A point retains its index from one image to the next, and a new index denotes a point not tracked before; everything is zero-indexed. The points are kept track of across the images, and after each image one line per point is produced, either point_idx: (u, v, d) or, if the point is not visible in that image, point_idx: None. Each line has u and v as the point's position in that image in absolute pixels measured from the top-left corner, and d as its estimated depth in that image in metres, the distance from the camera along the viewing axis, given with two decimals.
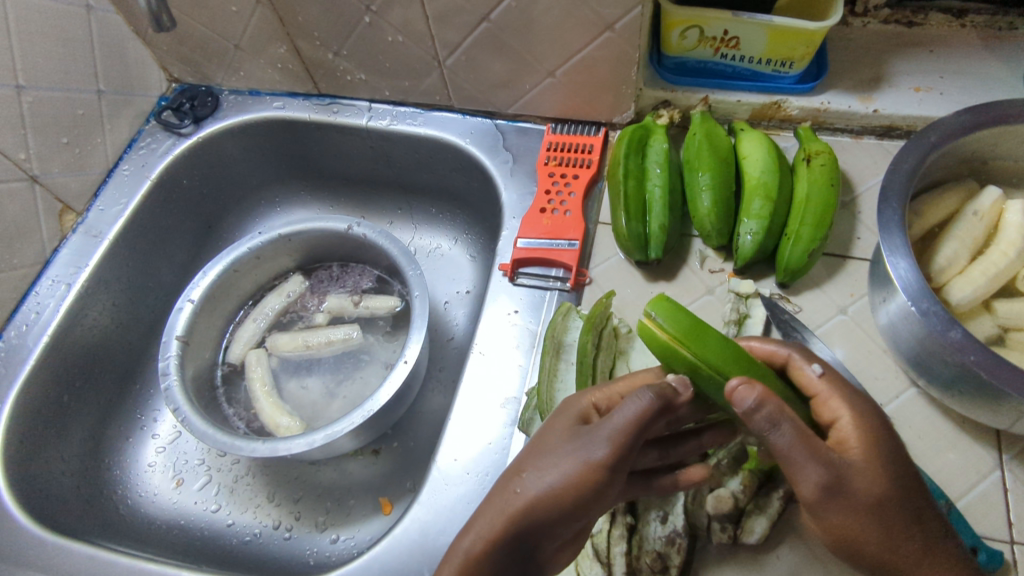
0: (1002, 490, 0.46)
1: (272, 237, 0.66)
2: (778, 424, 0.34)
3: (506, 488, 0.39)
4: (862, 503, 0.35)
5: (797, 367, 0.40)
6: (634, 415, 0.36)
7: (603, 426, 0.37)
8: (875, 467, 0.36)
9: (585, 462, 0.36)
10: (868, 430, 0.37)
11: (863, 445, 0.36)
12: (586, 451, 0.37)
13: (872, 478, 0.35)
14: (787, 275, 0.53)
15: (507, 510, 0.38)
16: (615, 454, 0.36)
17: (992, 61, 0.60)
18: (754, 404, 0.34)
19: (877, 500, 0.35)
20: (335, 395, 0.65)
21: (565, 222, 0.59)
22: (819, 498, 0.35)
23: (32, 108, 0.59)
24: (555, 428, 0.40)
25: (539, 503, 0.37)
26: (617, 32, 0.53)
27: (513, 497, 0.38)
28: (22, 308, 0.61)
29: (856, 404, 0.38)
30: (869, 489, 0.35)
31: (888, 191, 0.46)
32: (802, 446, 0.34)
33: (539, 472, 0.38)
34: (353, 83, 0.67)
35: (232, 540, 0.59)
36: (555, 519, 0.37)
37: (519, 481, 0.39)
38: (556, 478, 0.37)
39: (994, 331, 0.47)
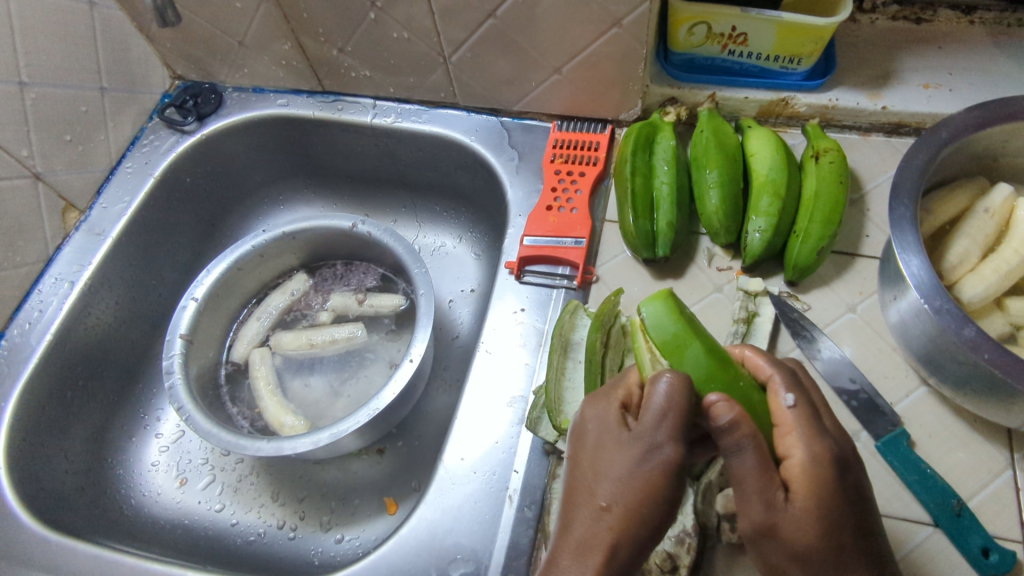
0: (1014, 490, 0.46)
1: (277, 234, 0.65)
2: (743, 447, 0.35)
3: (583, 513, 0.37)
4: (792, 550, 0.36)
5: (775, 390, 0.39)
6: (672, 404, 0.35)
7: (655, 425, 0.36)
8: (815, 518, 0.35)
9: (658, 467, 0.36)
10: (814, 478, 0.35)
11: (806, 492, 0.35)
12: (656, 457, 0.36)
13: (807, 527, 0.35)
14: (796, 273, 0.52)
15: (604, 539, 0.36)
16: (682, 446, 0.36)
17: (1001, 57, 0.60)
18: (729, 422, 0.35)
19: (807, 551, 0.35)
20: (339, 394, 0.65)
21: (572, 220, 0.59)
22: (754, 532, 0.37)
23: (35, 105, 0.59)
24: (592, 437, 0.39)
25: (632, 520, 0.36)
26: (625, 28, 0.52)
27: (605, 528, 0.36)
28: (25, 306, 0.60)
29: (814, 446, 0.36)
30: (803, 539, 0.35)
31: (900, 188, 0.45)
32: (753, 478, 0.35)
33: (615, 493, 0.36)
34: (358, 80, 0.66)
35: (237, 540, 0.59)
36: (652, 530, 0.36)
37: (600, 510, 0.36)
38: (639, 493, 0.35)
39: (1006, 329, 0.47)
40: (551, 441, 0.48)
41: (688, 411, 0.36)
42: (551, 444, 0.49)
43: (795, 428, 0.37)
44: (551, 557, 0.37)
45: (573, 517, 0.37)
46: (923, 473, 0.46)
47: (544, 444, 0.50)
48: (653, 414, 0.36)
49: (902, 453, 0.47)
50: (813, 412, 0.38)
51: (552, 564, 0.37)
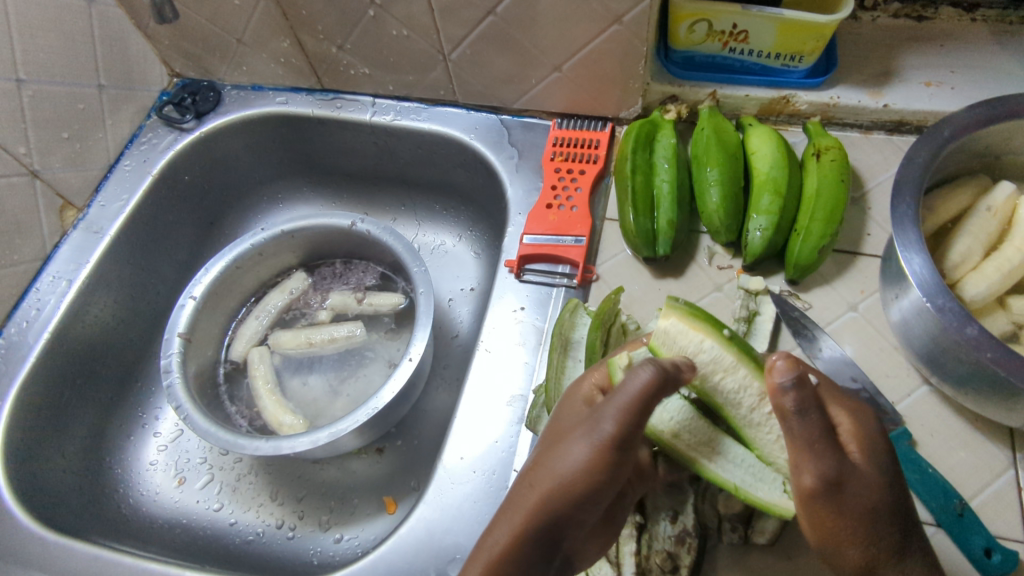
0: (1016, 490, 0.45)
1: (275, 233, 0.65)
2: (806, 408, 0.34)
3: (523, 481, 0.38)
4: (860, 505, 0.35)
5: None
6: (633, 392, 0.35)
7: (608, 401, 0.36)
8: (878, 469, 0.36)
9: (594, 440, 0.36)
10: (868, 435, 0.37)
11: (864, 448, 0.36)
12: (593, 430, 0.36)
13: (874, 479, 0.35)
14: (797, 271, 0.52)
15: (526, 502, 0.36)
16: (623, 425, 0.35)
17: (1003, 55, 0.59)
18: (787, 383, 0.34)
19: (873, 505, 0.35)
20: (338, 393, 0.64)
21: (572, 219, 0.59)
22: (817, 490, 0.35)
23: (32, 102, 0.59)
24: (561, 416, 0.40)
25: (558, 488, 0.36)
26: (626, 25, 0.52)
27: (529, 489, 0.37)
28: (22, 304, 0.60)
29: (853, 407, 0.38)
30: (871, 491, 0.35)
31: (902, 186, 0.45)
32: (817, 436, 0.34)
33: (549, 460, 0.37)
34: (357, 78, 0.66)
35: (235, 540, 0.59)
36: (576, 504, 0.36)
37: (534, 473, 0.37)
38: (569, 463, 0.36)
39: (1009, 327, 0.47)
40: None
41: (645, 399, 0.35)
42: None
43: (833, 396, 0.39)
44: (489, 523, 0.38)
45: (517, 486, 0.38)
46: (925, 473, 0.45)
47: (544, 443, 0.50)
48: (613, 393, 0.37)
49: (904, 453, 0.46)
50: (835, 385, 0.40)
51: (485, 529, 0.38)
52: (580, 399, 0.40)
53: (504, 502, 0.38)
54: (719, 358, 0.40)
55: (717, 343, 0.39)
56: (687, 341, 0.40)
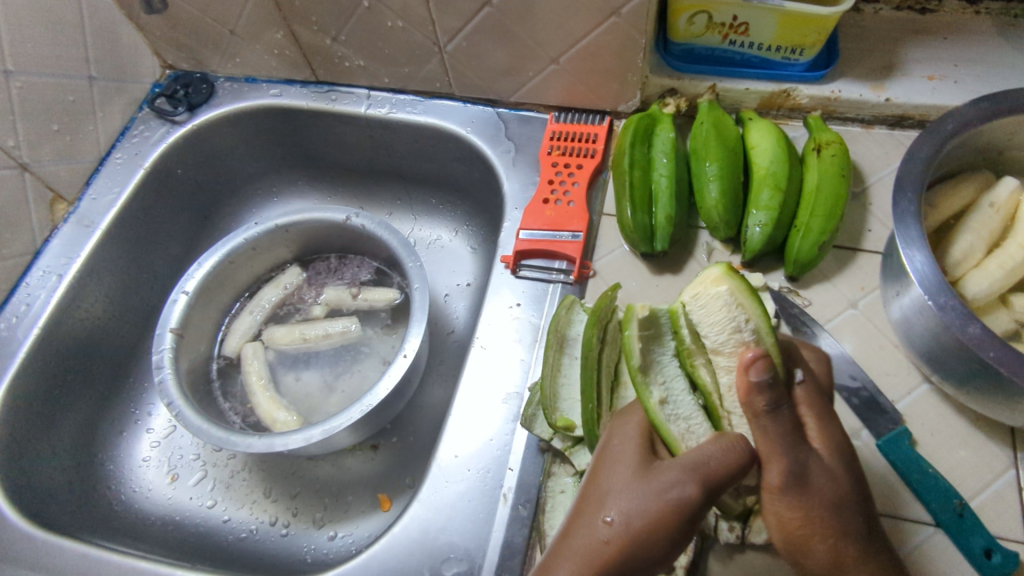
0: (1017, 490, 0.45)
1: (269, 227, 0.64)
2: (775, 407, 0.36)
3: (585, 526, 0.37)
4: (825, 500, 0.37)
5: None
6: (729, 466, 0.36)
7: (686, 465, 0.36)
8: (841, 465, 0.38)
9: (670, 502, 0.36)
10: (834, 440, 0.39)
11: (828, 451, 0.38)
12: (674, 493, 0.36)
13: (835, 475, 0.38)
14: (796, 268, 0.52)
15: (599, 555, 0.36)
16: (702, 495, 0.36)
17: (1007, 49, 0.59)
18: (760, 378, 0.35)
19: (836, 499, 0.37)
20: (333, 389, 0.64)
21: (569, 214, 0.58)
22: (784, 486, 0.37)
23: (21, 93, 0.58)
24: (616, 457, 0.39)
25: (631, 546, 0.36)
26: (623, 17, 0.51)
27: (601, 542, 0.36)
28: (12, 299, 0.59)
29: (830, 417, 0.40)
30: (833, 486, 0.37)
31: (904, 181, 0.44)
32: (778, 437, 0.37)
33: (621, 514, 0.36)
34: (352, 70, 0.65)
35: (229, 536, 0.58)
36: (645, 563, 0.36)
37: (606, 525, 0.37)
38: (645, 519, 0.36)
39: (1011, 326, 0.46)
40: (546, 438, 0.48)
41: (735, 473, 0.36)
42: (546, 441, 0.48)
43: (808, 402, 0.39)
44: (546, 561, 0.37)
45: (575, 528, 0.38)
46: (924, 473, 0.45)
47: (539, 441, 0.49)
48: (691, 457, 0.37)
49: (903, 452, 0.46)
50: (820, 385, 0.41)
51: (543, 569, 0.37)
52: (637, 440, 0.39)
53: (559, 546, 0.37)
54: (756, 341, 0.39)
55: (758, 323, 0.39)
56: (722, 312, 0.40)
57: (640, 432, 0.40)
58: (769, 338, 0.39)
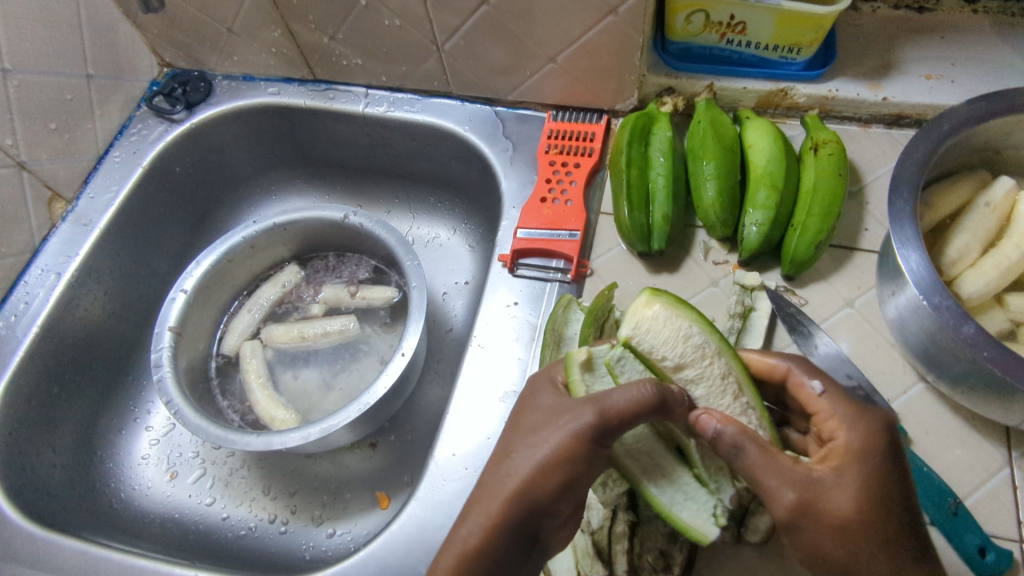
0: (1011, 488, 0.45)
1: (267, 226, 0.64)
2: (741, 447, 0.37)
3: (496, 468, 0.39)
4: (834, 523, 0.35)
5: (797, 385, 0.41)
6: (629, 406, 0.36)
7: (589, 399, 0.37)
8: (864, 481, 0.36)
9: (574, 437, 0.37)
10: (863, 451, 0.37)
11: (852, 464, 0.37)
12: (574, 425, 0.37)
13: (853, 494, 0.36)
14: (793, 267, 0.52)
15: (506, 491, 0.37)
16: (607, 428, 0.36)
17: (1004, 47, 0.59)
18: (716, 429, 0.37)
19: (851, 522, 0.35)
20: (331, 387, 0.64)
21: (567, 213, 0.58)
22: (793, 517, 0.36)
23: (19, 92, 0.58)
24: (530, 404, 0.40)
25: (534, 483, 0.37)
26: (621, 16, 0.51)
27: (508, 477, 0.38)
28: (11, 298, 0.60)
29: (854, 423, 0.38)
30: (846, 509, 0.35)
31: (899, 180, 0.44)
32: (767, 463, 0.36)
33: (527, 451, 0.38)
34: (350, 68, 0.65)
35: (227, 534, 0.59)
36: (551, 498, 0.37)
37: (513, 464, 0.38)
38: (550, 456, 0.37)
39: (1006, 325, 0.46)
40: None
41: (634, 411, 0.36)
42: None
43: (834, 411, 0.39)
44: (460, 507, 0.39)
45: (488, 471, 0.39)
46: (920, 472, 0.45)
47: None
48: (600, 394, 0.37)
49: None
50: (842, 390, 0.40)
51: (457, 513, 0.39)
52: (552, 386, 0.40)
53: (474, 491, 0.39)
54: (706, 344, 0.41)
55: (702, 329, 0.41)
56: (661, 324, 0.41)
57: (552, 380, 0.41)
58: (713, 334, 0.41)
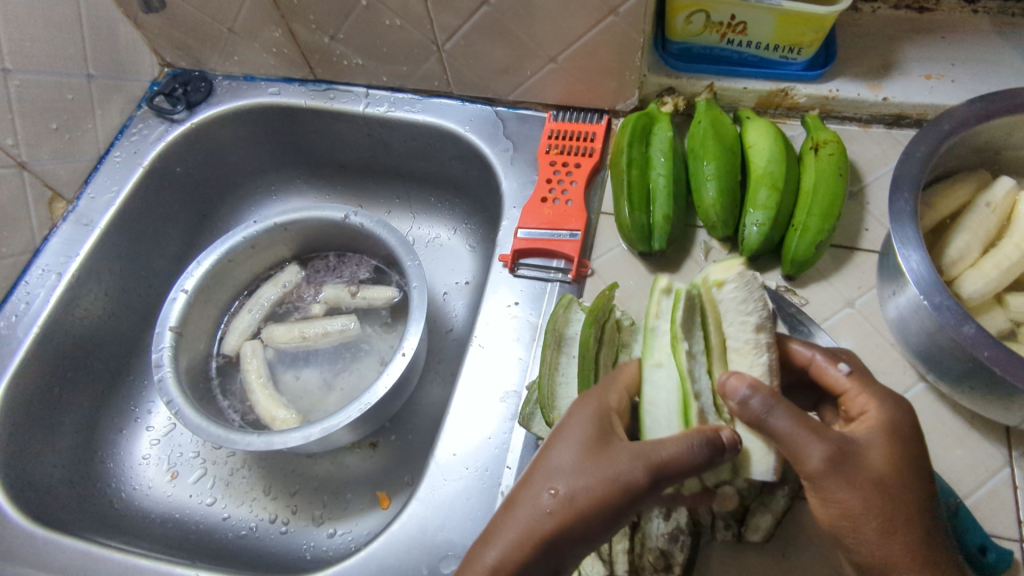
0: (1011, 488, 0.45)
1: (268, 225, 0.64)
2: (772, 409, 0.35)
3: (532, 498, 0.38)
4: (865, 479, 0.35)
5: (823, 367, 0.41)
6: (683, 459, 0.35)
7: (638, 451, 0.36)
8: (892, 449, 0.36)
9: (618, 485, 0.36)
10: (892, 421, 0.37)
11: (884, 431, 0.37)
12: (622, 475, 0.36)
13: (882, 456, 0.36)
14: (793, 267, 0.52)
15: (540, 530, 0.37)
16: (654, 483, 0.35)
17: (1004, 48, 0.59)
18: (747, 394, 0.36)
19: (885, 478, 0.35)
20: (332, 387, 0.64)
21: (567, 213, 0.58)
22: (827, 472, 0.35)
23: (19, 92, 0.58)
24: (569, 435, 0.38)
25: (567, 523, 0.36)
26: (622, 16, 0.51)
27: (544, 514, 0.37)
28: (12, 297, 0.60)
29: (885, 399, 0.39)
30: (878, 468, 0.36)
31: (900, 180, 0.44)
32: (804, 423, 0.35)
33: (566, 490, 0.37)
34: (350, 68, 0.65)
35: (228, 534, 0.59)
36: (578, 538, 0.37)
37: (548, 499, 0.37)
38: (590, 499, 0.36)
39: (1006, 325, 0.47)
40: (544, 437, 0.48)
41: (684, 469, 0.35)
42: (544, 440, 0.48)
43: (862, 386, 0.40)
44: (485, 530, 0.38)
45: (522, 499, 0.38)
46: None
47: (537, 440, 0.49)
48: (651, 444, 0.36)
49: None
50: (866, 374, 0.41)
51: (482, 540, 0.38)
52: (593, 417, 0.39)
53: (501, 517, 0.38)
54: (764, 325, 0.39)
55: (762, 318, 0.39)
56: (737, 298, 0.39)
57: (597, 412, 0.39)
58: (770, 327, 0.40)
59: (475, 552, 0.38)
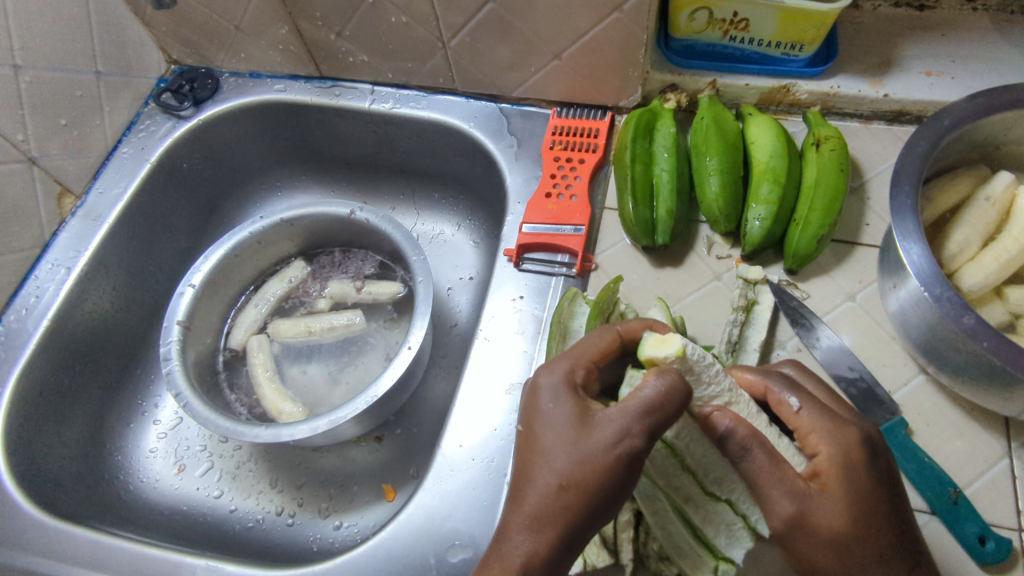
0: (1010, 478, 0.46)
1: (274, 221, 0.65)
2: (748, 450, 0.37)
3: (536, 489, 0.37)
4: (823, 537, 0.37)
5: (778, 400, 0.41)
6: (659, 405, 0.36)
7: (622, 416, 0.36)
8: (846, 501, 0.37)
9: (614, 456, 0.36)
10: (843, 469, 0.37)
11: (840, 480, 0.37)
12: (614, 446, 0.36)
13: (840, 514, 0.37)
14: (795, 261, 0.52)
15: (557, 518, 0.37)
16: (644, 443, 0.36)
17: (1003, 45, 0.59)
18: (729, 428, 0.37)
19: (841, 536, 0.37)
20: (337, 381, 0.65)
21: (571, 208, 0.59)
22: (786, 528, 0.37)
23: (29, 88, 0.58)
24: (549, 419, 0.38)
25: (581, 502, 0.36)
26: (626, 12, 0.52)
27: (556, 505, 0.37)
28: (22, 292, 0.60)
29: (838, 439, 0.38)
30: (832, 526, 0.37)
31: (901, 175, 0.45)
32: (768, 479, 0.37)
33: (568, 477, 0.36)
34: (356, 65, 0.66)
35: (235, 526, 0.59)
36: (598, 512, 0.37)
37: (553, 488, 0.37)
38: (594, 477, 0.36)
39: (1005, 317, 0.47)
40: None
41: (665, 416, 0.36)
42: None
43: (813, 431, 0.39)
44: (502, 528, 0.38)
45: (527, 492, 0.38)
46: (920, 462, 0.46)
47: None
48: (626, 405, 0.36)
49: (900, 442, 0.46)
50: (820, 405, 0.40)
51: (502, 538, 0.38)
52: (565, 393, 0.39)
53: (514, 507, 0.38)
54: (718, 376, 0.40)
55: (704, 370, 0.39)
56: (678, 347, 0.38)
57: (568, 389, 0.39)
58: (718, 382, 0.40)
59: (497, 553, 0.38)
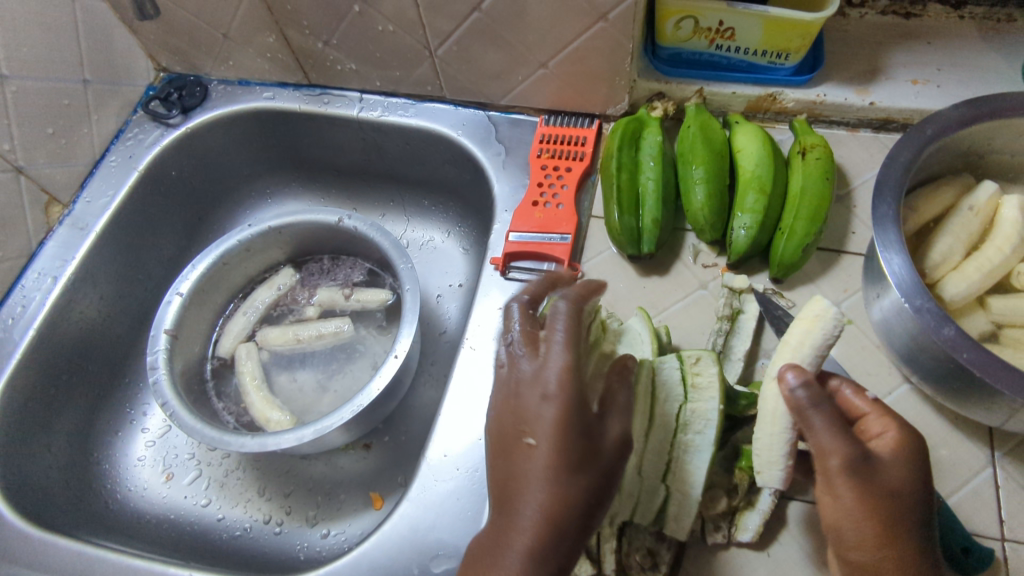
0: (993, 487, 0.46)
1: (263, 229, 0.65)
2: (816, 404, 0.37)
3: (529, 491, 0.36)
4: (878, 489, 0.36)
5: (848, 395, 0.40)
6: None
7: (623, 429, 0.37)
8: (906, 468, 0.37)
9: (612, 468, 0.36)
10: (907, 448, 0.37)
11: (899, 454, 0.37)
12: (616, 453, 0.36)
13: (896, 475, 0.37)
14: (781, 270, 0.52)
15: (548, 519, 0.35)
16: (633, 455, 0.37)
17: (989, 53, 0.59)
18: (797, 377, 0.38)
19: (893, 495, 0.36)
20: (326, 389, 0.65)
21: (558, 216, 0.59)
22: (842, 469, 0.36)
23: (16, 98, 0.58)
24: (552, 425, 0.36)
25: (573, 511, 0.35)
26: (611, 22, 0.52)
27: (549, 507, 0.35)
28: (8, 301, 0.60)
29: (904, 426, 0.38)
30: (889, 479, 0.36)
31: (883, 185, 0.45)
32: (835, 424, 0.37)
33: (570, 480, 0.35)
34: (344, 73, 0.66)
35: (223, 535, 0.59)
36: (586, 520, 0.36)
37: (554, 490, 0.35)
38: (594, 485, 0.36)
39: (988, 327, 0.47)
40: None
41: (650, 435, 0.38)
42: None
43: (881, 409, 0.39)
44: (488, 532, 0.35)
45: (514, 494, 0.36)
46: None
47: None
48: (624, 420, 0.38)
49: None
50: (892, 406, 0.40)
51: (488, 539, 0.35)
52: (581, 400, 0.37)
53: (502, 507, 0.36)
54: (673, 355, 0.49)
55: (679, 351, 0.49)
56: (812, 352, 0.41)
57: (580, 396, 0.37)
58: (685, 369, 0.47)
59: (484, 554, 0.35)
